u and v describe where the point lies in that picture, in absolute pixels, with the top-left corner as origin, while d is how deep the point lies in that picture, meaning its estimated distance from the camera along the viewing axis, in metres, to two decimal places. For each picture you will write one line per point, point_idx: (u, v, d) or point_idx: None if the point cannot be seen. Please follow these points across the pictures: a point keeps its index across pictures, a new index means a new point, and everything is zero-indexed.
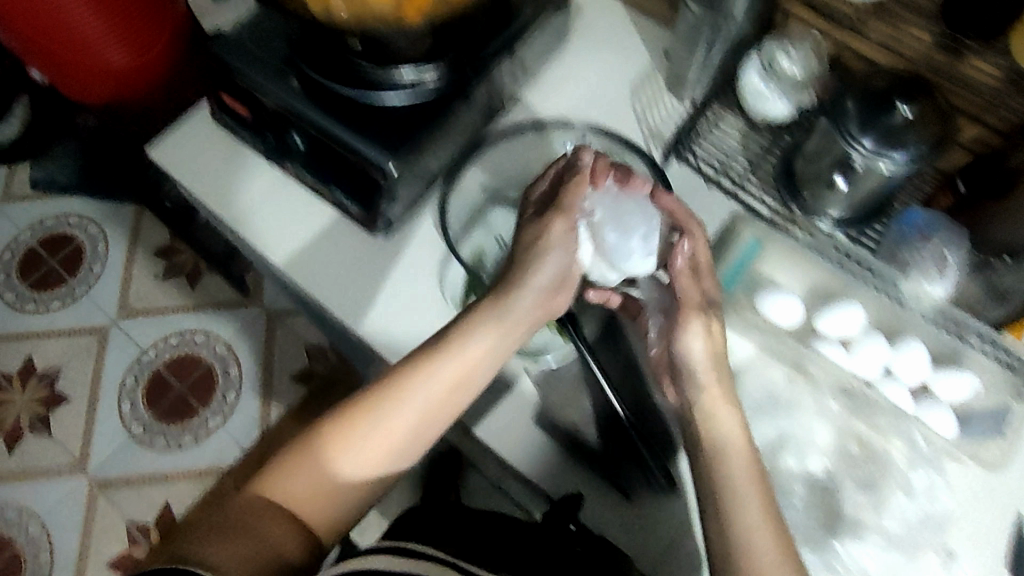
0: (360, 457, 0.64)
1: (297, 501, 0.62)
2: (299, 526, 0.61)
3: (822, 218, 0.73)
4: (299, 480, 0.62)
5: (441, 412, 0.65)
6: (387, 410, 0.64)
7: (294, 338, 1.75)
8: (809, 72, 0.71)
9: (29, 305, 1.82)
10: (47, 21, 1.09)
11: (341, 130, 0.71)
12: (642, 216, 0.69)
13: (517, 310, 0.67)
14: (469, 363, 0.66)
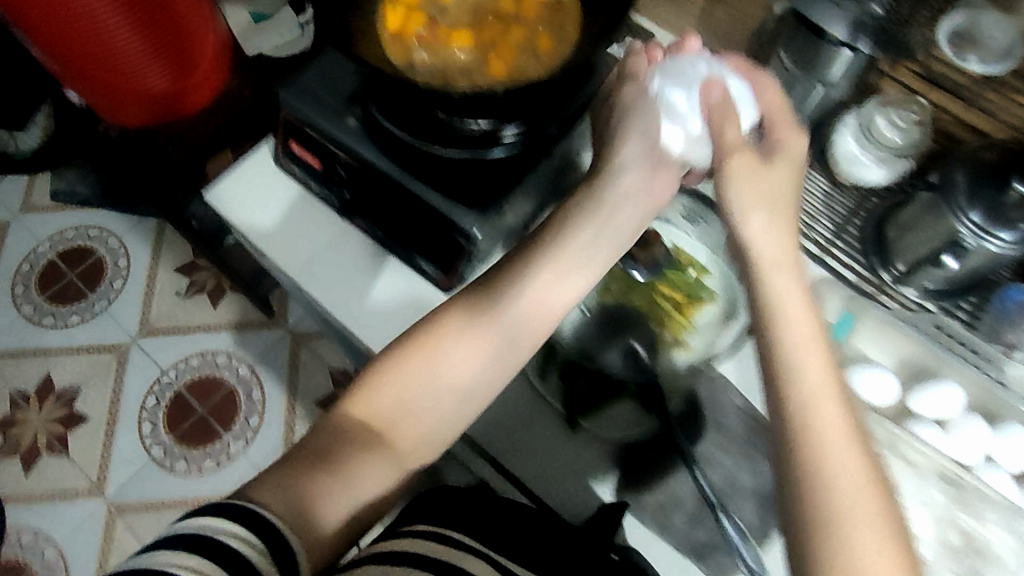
0: (418, 398, 0.59)
1: (356, 443, 0.57)
2: (359, 467, 0.56)
3: (907, 288, 0.70)
4: (355, 425, 0.57)
5: (503, 356, 0.61)
6: (468, 330, 0.61)
7: (320, 363, 1.72)
8: (910, 140, 0.68)
9: (47, 319, 1.77)
10: (86, 47, 1.02)
11: (426, 191, 0.69)
12: (701, 67, 0.64)
13: (578, 244, 0.63)
14: (529, 304, 0.62)
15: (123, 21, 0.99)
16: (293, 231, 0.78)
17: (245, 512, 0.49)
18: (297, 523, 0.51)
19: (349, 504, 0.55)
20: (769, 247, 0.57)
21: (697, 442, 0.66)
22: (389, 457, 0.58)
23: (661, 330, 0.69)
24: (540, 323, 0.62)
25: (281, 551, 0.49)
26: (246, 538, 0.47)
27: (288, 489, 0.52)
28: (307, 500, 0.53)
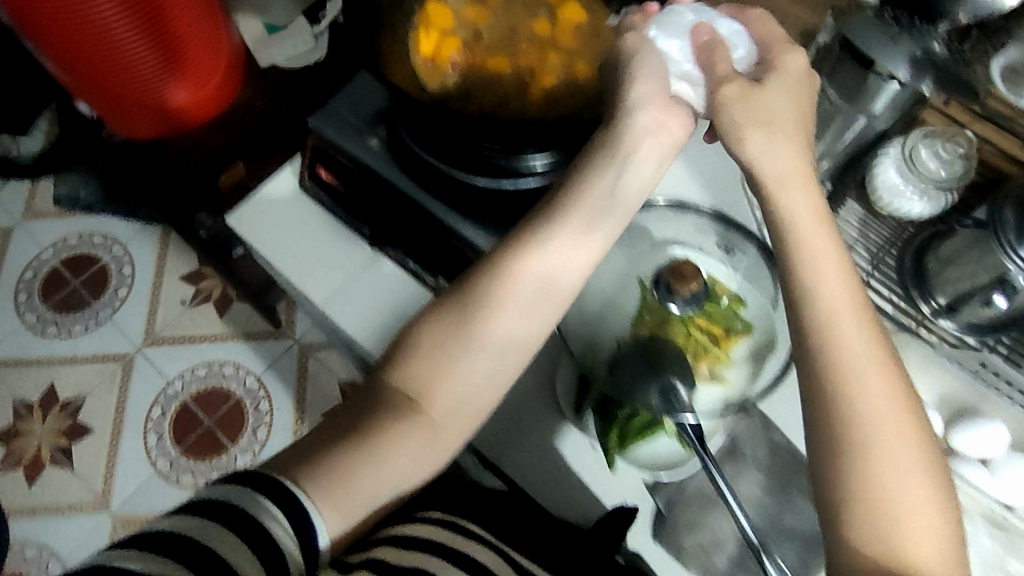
0: (451, 362, 0.55)
1: (388, 411, 0.53)
2: (391, 436, 0.52)
3: (944, 320, 0.68)
4: (385, 392, 0.54)
5: (532, 314, 0.58)
6: (497, 289, 0.57)
7: (329, 374, 1.66)
8: (955, 173, 0.66)
9: (50, 328, 1.71)
10: (101, 62, 0.97)
11: (455, 218, 0.67)
12: (698, 17, 0.64)
13: (601, 194, 0.60)
14: (553, 257, 0.58)
15: (139, 32, 0.95)
16: (324, 253, 0.77)
17: (245, 472, 0.49)
18: (316, 492, 0.49)
19: (384, 475, 0.52)
20: (782, 171, 0.56)
21: (739, 479, 0.64)
22: (422, 425, 0.54)
23: (697, 362, 0.67)
24: (569, 275, 0.58)
25: (296, 518, 0.48)
26: (239, 490, 0.48)
27: (310, 458, 0.50)
28: (330, 470, 0.50)
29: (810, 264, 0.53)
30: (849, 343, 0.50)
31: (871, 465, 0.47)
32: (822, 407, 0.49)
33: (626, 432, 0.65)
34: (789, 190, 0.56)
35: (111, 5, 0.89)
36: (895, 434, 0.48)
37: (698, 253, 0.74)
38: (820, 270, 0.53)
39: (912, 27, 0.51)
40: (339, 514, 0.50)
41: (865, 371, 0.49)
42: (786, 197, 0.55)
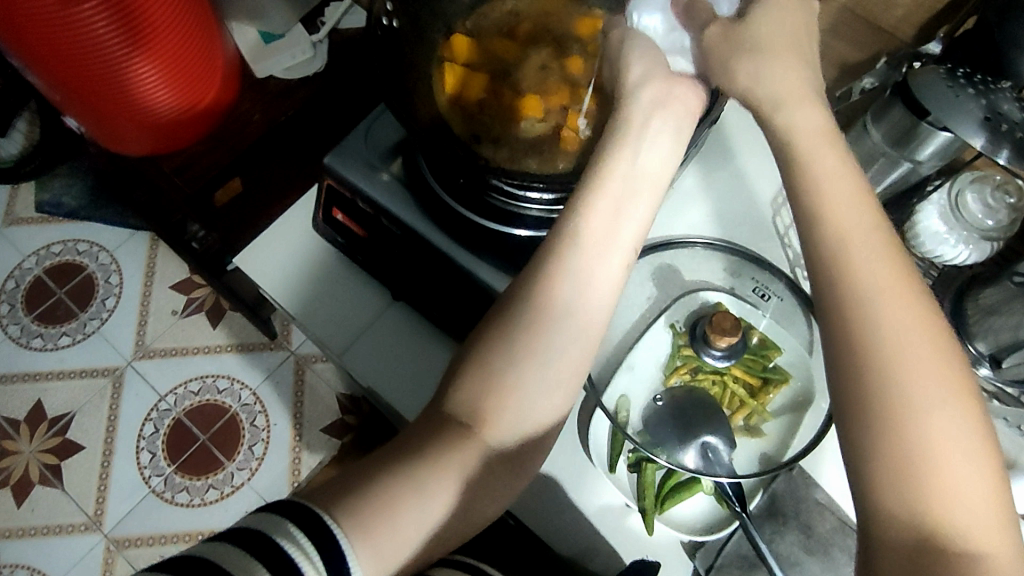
0: (492, 381, 0.48)
1: (442, 441, 0.47)
2: (443, 467, 0.47)
3: (983, 368, 0.66)
4: (436, 423, 0.48)
5: (576, 323, 0.49)
6: (535, 295, 0.49)
7: (327, 390, 1.51)
8: (1000, 223, 0.64)
9: (35, 341, 1.53)
10: (89, 77, 0.89)
11: (476, 262, 0.63)
12: None
13: (627, 167, 0.51)
14: (591, 254, 0.49)
15: (132, 44, 0.87)
16: (342, 299, 0.73)
17: (276, 500, 0.44)
18: (348, 525, 0.43)
19: (431, 509, 0.46)
20: (799, 124, 0.46)
21: (780, 540, 0.62)
22: (479, 451, 0.48)
23: (732, 415, 0.66)
24: (608, 268, 0.50)
25: (324, 550, 0.42)
26: (263, 514, 0.43)
27: (348, 488, 0.45)
28: (369, 505, 0.44)
29: (838, 234, 0.43)
30: (880, 298, 0.41)
31: (910, 453, 0.38)
32: (854, 387, 0.40)
33: (661, 492, 0.63)
34: (814, 158, 0.45)
35: (97, 10, 0.81)
36: (955, 426, 0.38)
37: (732, 297, 0.71)
38: (845, 223, 0.43)
39: (983, 87, 0.49)
40: (376, 555, 0.44)
41: (899, 330, 0.40)
42: (818, 160, 0.45)
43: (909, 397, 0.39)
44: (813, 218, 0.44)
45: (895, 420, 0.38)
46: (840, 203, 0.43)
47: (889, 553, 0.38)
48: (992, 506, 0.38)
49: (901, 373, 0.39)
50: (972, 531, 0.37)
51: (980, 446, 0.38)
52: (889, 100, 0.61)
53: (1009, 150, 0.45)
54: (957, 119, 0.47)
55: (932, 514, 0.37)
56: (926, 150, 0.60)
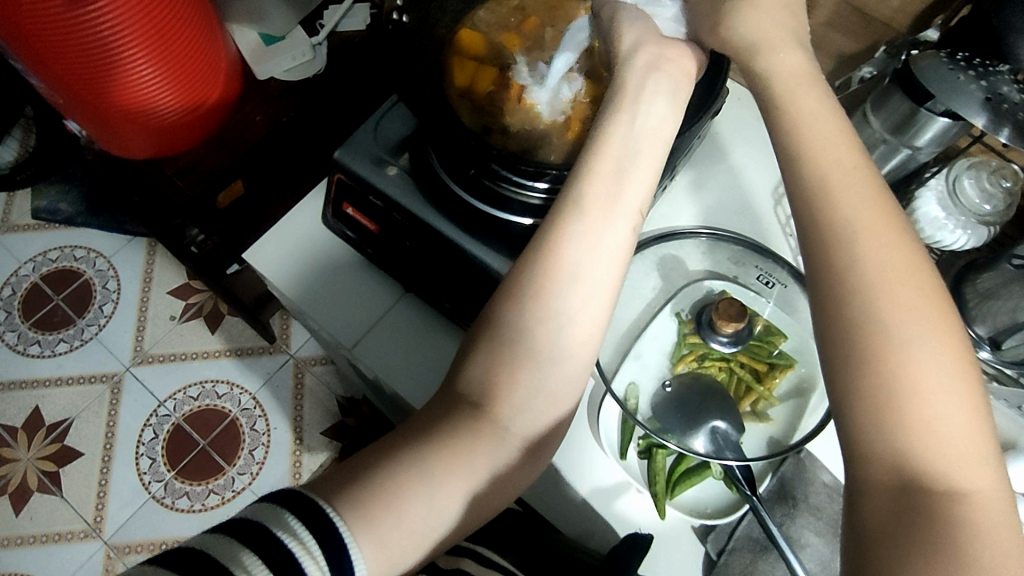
0: (498, 353, 0.49)
1: (456, 424, 0.48)
2: (455, 448, 0.47)
3: (983, 351, 0.67)
4: (448, 405, 0.49)
5: (583, 289, 0.49)
6: (541, 267, 0.49)
7: (326, 393, 1.50)
8: (997, 207, 0.65)
9: (33, 347, 1.52)
10: (95, 84, 0.90)
11: (484, 251, 0.64)
12: None
13: (624, 129, 0.50)
14: (594, 217, 0.49)
15: (132, 44, 0.87)
16: (351, 294, 0.74)
17: (278, 492, 0.44)
18: (350, 515, 0.43)
19: (437, 492, 0.45)
20: (803, 90, 0.46)
21: (790, 523, 0.63)
22: (491, 434, 0.48)
23: (739, 401, 0.67)
24: (609, 236, 0.49)
25: (325, 542, 0.42)
26: (264, 506, 0.43)
27: (356, 475, 0.45)
28: (369, 495, 0.44)
29: (828, 174, 0.42)
30: (862, 230, 0.39)
31: (895, 389, 0.36)
32: (840, 328, 0.39)
33: (672, 478, 0.63)
34: (820, 123, 0.44)
35: (94, 6, 0.80)
36: (946, 374, 0.36)
37: (735, 285, 0.72)
38: (832, 166, 0.42)
39: (983, 70, 0.50)
40: (379, 542, 0.43)
41: (886, 265, 0.39)
42: (822, 125, 0.44)
43: (896, 332, 0.37)
44: (801, 169, 0.43)
45: (881, 356, 0.37)
46: (822, 141, 0.43)
47: (876, 496, 0.36)
48: (980, 445, 0.36)
49: (885, 310, 0.38)
50: (960, 469, 0.35)
51: (969, 384, 0.37)
52: (887, 88, 0.62)
53: (1010, 130, 0.47)
54: (960, 102, 0.49)
55: (918, 456, 0.35)
56: (924, 137, 0.61)
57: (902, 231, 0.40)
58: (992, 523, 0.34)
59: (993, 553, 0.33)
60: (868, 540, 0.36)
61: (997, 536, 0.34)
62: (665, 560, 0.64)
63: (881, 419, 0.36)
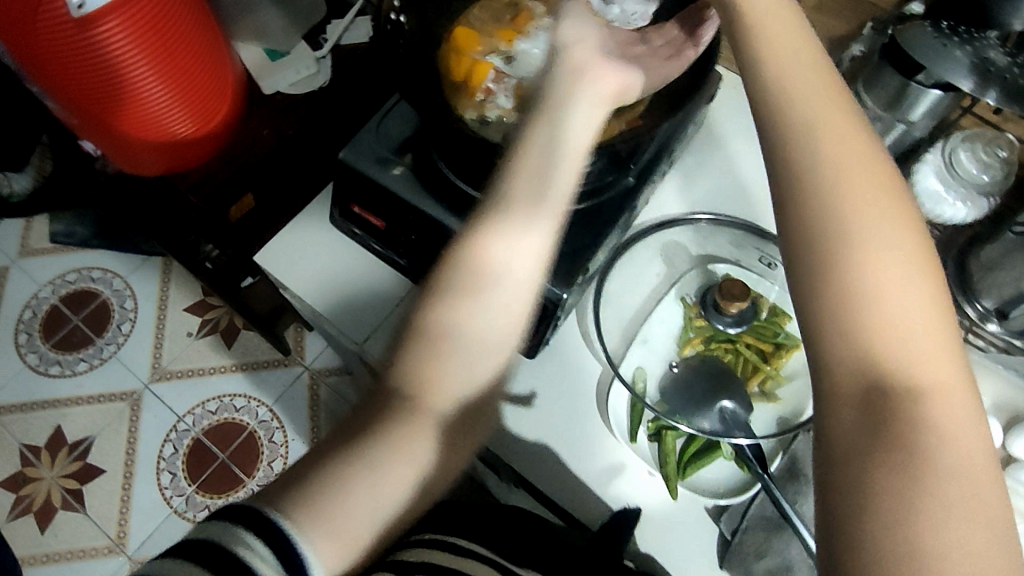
0: (428, 347, 0.48)
1: (392, 417, 0.47)
2: (391, 443, 0.46)
3: (991, 323, 0.68)
4: (382, 398, 0.48)
5: (514, 283, 0.49)
6: (467, 258, 0.48)
7: (339, 402, 1.52)
8: (994, 176, 0.65)
9: (53, 368, 1.55)
10: (109, 104, 0.93)
11: None
12: None
13: (554, 122, 0.50)
14: (521, 205, 0.49)
15: (145, 63, 0.89)
16: (359, 294, 0.75)
17: (230, 508, 0.42)
18: (298, 516, 0.42)
19: (377, 487, 0.45)
20: (778, 32, 0.43)
21: (802, 501, 0.63)
22: (427, 423, 0.47)
23: (748, 381, 0.67)
24: (538, 222, 0.49)
25: (273, 541, 0.41)
26: (218, 525, 0.41)
27: (301, 476, 0.44)
28: (317, 493, 0.43)
29: (807, 132, 0.39)
30: (843, 186, 0.38)
31: (870, 353, 0.36)
32: (818, 292, 0.37)
33: (682, 458, 0.64)
34: (802, 71, 0.42)
35: (107, 24, 0.83)
36: (916, 336, 0.36)
37: (738, 268, 0.73)
38: (818, 119, 0.40)
39: (969, 36, 0.51)
40: (331, 538, 0.43)
41: (847, 181, 0.38)
42: (805, 75, 0.41)
43: (850, 240, 0.37)
44: (788, 115, 0.40)
45: (857, 320, 0.36)
46: (793, 71, 0.41)
47: (841, 408, 0.36)
48: (940, 342, 0.36)
49: (867, 268, 0.36)
50: (921, 367, 0.35)
51: (942, 341, 0.36)
52: (877, 65, 0.63)
53: (996, 92, 0.47)
54: (948, 67, 0.49)
55: (908, 420, 0.34)
56: (918, 110, 0.62)
57: (881, 185, 0.38)
58: (955, 421, 0.34)
59: (957, 456, 0.33)
60: (832, 455, 0.35)
61: (960, 434, 0.34)
62: (669, 539, 0.63)
63: (857, 383, 0.36)
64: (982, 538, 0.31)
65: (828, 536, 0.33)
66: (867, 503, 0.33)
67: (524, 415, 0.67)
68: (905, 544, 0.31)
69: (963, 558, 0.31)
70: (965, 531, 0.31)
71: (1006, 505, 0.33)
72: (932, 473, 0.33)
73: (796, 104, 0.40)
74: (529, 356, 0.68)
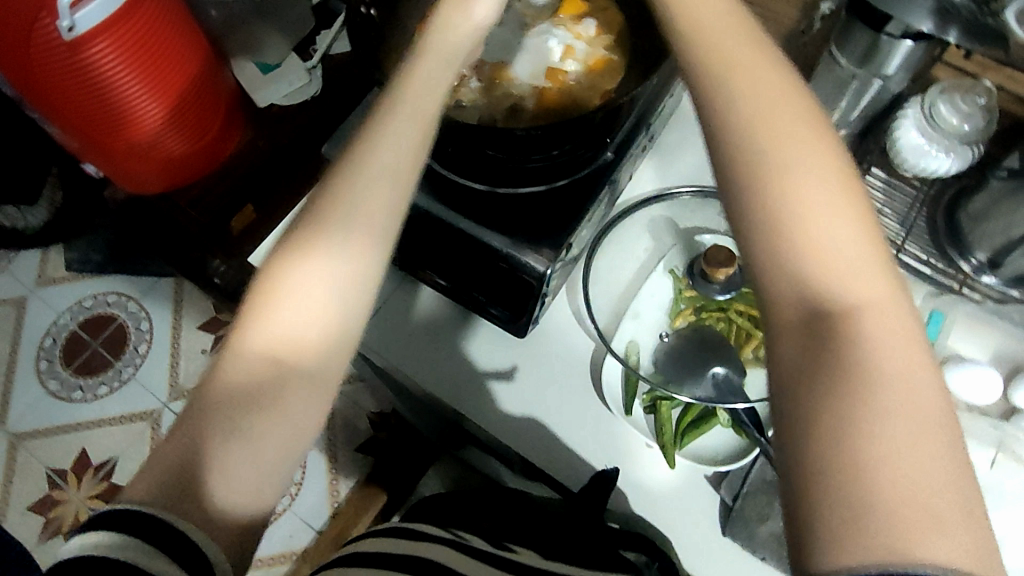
0: (270, 324, 0.42)
1: (244, 399, 0.41)
2: (246, 431, 0.40)
3: (986, 276, 0.68)
4: (240, 351, 0.41)
5: (373, 253, 0.45)
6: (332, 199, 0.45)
7: (354, 410, 1.31)
8: (975, 125, 0.66)
9: (75, 393, 1.49)
10: (104, 125, 0.94)
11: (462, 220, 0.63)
12: None
13: (416, 87, 0.48)
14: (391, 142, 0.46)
15: (140, 83, 0.91)
16: None
17: (108, 514, 0.36)
18: (162, 498, 0.37)
19: (238, 477, 0.39)
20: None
21: None
22: (288, 407, 0.42)
23: (742, 348, 0.66)
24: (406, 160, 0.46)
25: (164, 540, 0.36)
26: (100, 535, 0.35)
27: (154, 472, 0.38)
28: (178, 467, 0.38)
29: (739, 88, 0.41)
30: (769, 132, 0.39)
31: (806, 280, 0.36)
32: (757, 232, 0.37)
33: (679, 428, 0.64)
34: (730, 39, 0.43)
35: (101, 45, 0.85)
36: (847, 259, 0.36)
37: (726, 237, 0.73)
38: (749, 77, 0.41)
39: None
40: (191, 516, 0.37)
41: (774, 125, 0.39)
42: (735, 32, 0.43)
43: (781, 169, 0.38)
44: (719, 77, 0.42)
45: (792, 251, 0.36)
46: (714, 26, 0.43)
47: (785, 335, 0.36)
48: (869, 258, 0.36)
49: (798, 202, 0.37)
50: (855, 284, 0.36)
51: (874, 265, 0.36)
52: (847, 23, 0.62)
53: (958, 30, 0.48)
54: (907, 12, 0.49)
55: (857, 343, 0.34)
56: (892, 64, 0.62)
57: (809, 125, 0.40)
58: (891, 333, 0.34)
59: (917, 379, 0.32)
60: (788, 387, 0.34)
61: (903, 350, 0.34)
62: (670, 509, 0.63)
63: (797, 312, 0.36)
64: (929, 440, 0.31)
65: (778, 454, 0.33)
66: (826, 426, 0.32)
67: (512, 390, 0.69)
68: (857, 455, 0.30)
69: (909, 461, 0.30)
70: (916, 439, 0.31)
71: (955, 415, 0.32)
72: (875, 387, 0.32)
73: (728, 63, 0.42)
74: (521, 337, 0.69)
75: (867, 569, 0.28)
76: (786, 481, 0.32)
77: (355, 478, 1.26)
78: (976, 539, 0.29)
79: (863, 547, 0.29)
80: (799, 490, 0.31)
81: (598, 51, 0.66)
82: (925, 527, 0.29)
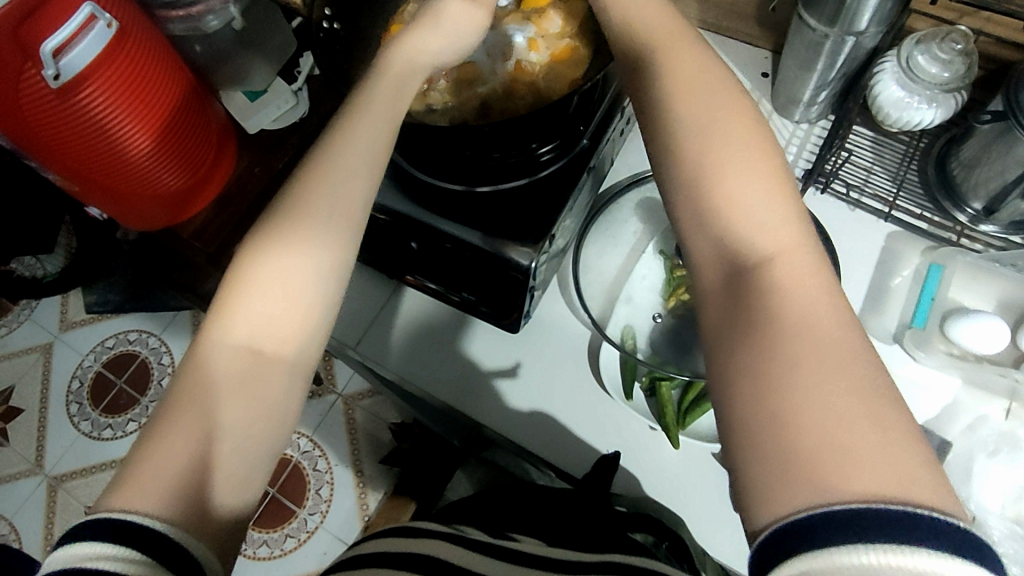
0: (231, 341, 0.43)
1: (221, 406, 0.42)
2: (223, 434, 0.41)
3: (984, 225, 0.68)
4: (208, 365, 0.42)
5: (326, 261, 0.45)
6: (286, 207, 0.46)
7: (377, 425, 1.30)
8: (954, 72, 0.64)
9: (106, 432, 1.44)
10: (101, 168, 0.95)
11: (442, 221, 0.64)
12: None
13: (374, 92, 0.50)
14: (340, 148, 0.47)
15: (131, 124, 0.91)
16: (350, 299, 0.75)
17: (105, 523, 0.36)
18: (151, 507, 0.37)
19: (220, 482, 0.41)
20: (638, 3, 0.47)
21: None
22: (262, 409, 0.43)
23: None
24: (356, 161, 0.47)
25: (159, 550, 0.36)
26: (94, 545, 0.35)
27: (139, 483, 0.38)
28: (162, 481, 0.39)
29: (666, 78, 0.43)
30: (688, 115, 0.41)
31: (734, 248, 0.38)
32: (689, 207, 0.40)
33: (681, 408, 0.64)
34: (655, 35, 0.46)
35: (87, 90, 0.85)
36: (761, 220, 0.38)
37: None
38: (681, 62, 0.44)
39: None
40: (180, 520, 0.38)
41: (693, 111, 0.42)
42: (658, 28, 0.46)
43: (700, 147, 0.40)
44: (655, 72, 0.44)
45: (718, 220, 0.38)
46: (634, 28, 0.47)
47: (729, 305, 0.37)
48: (782, 218, 0.38)
49: (722, 176, 0.39)
50: (769, 246, 0.37)
51: (786, 225, 0.38)
52: None
53: None
54: None
55: (789, 301, 0.35)
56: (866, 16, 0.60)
57: (731, 104, 0.42)
58: (799, 287, 0.36)
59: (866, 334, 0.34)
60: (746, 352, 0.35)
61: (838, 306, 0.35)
62: (681, 487, 0.64)
63: (730, 280, 0.38)
64: (868, 387, 0.32)
65: (723, 421, 0.35)
66: (789, 385, 0.32)
67: (515, 387, 0.69)
68: (813, 407, 0.31)
69: (838, 413, 0.31)
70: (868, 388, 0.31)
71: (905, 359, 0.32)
72: (814, 338, 0.33)
73: (656, 57, 0.45)
74: (514, 332, 0.70)
75: (837, 508, 0.29)
76: (724, 434, 0.33)
77: (385, 490, 1.26)
78: (922, 480, 0.30)
79: (834, 492, 0.29)
80: (768, 450, 0.31)
81: (564, 42, 0.66)
82: (859, 477, 0.30)
